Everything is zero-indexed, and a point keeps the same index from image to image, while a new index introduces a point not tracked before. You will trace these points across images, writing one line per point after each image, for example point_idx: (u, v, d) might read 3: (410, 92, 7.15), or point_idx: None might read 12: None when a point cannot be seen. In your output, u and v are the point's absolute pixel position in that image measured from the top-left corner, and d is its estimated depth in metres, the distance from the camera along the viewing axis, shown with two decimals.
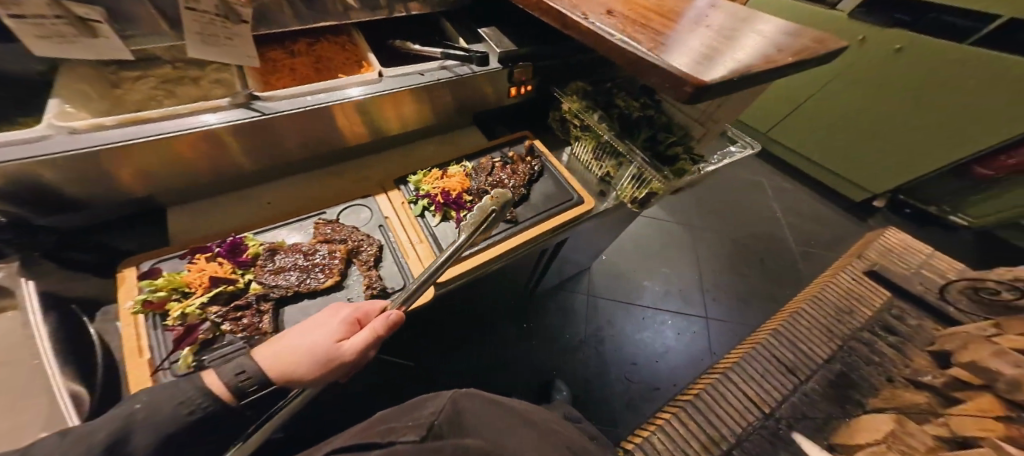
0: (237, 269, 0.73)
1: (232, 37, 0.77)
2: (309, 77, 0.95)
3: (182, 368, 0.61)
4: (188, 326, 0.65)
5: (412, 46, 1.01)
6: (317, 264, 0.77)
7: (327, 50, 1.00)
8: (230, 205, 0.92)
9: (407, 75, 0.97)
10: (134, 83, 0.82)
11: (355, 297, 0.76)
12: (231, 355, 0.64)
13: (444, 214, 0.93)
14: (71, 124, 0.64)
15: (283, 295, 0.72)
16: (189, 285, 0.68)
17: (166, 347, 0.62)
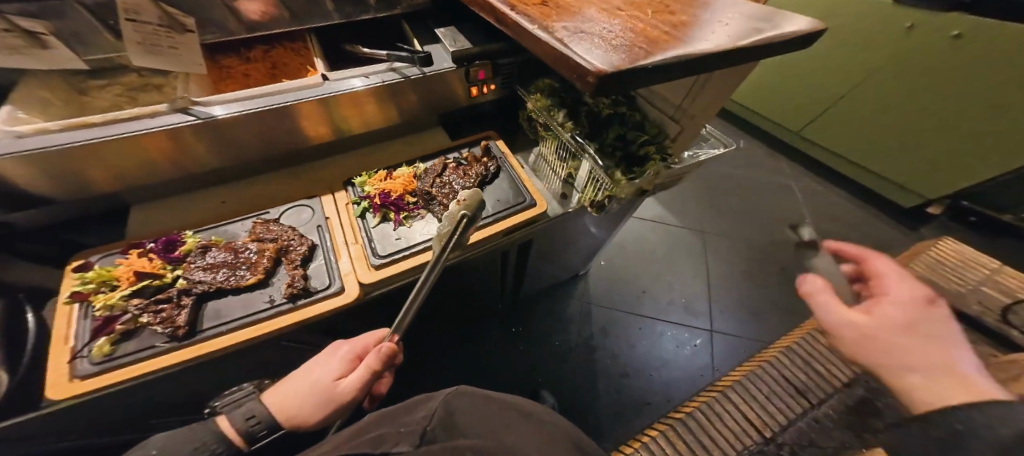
0: (168, 265, 0.74)
1: (177, 46, 0.82)
2: (259, 82, 0.98)
3: (97, 357, 0.62)
4: (108, 317, 0.66)
5: (362, 49, 1.01)
6: (244, 262, 0.76)
7: (282, 56, 1.04)
8: (183, 207, 0.93)
9: (352, 78, 0.97)
10: (99, 91, 0.87)
11: (276, 298, 0.75)
12: (137, 354, 0.63)
13: (383, 215, 0.93)
14: (17, 129, 0.68)
15: (207, 290, 0.72)
16: (117, 279, 0.69)
17: (85, 337, 0.64)
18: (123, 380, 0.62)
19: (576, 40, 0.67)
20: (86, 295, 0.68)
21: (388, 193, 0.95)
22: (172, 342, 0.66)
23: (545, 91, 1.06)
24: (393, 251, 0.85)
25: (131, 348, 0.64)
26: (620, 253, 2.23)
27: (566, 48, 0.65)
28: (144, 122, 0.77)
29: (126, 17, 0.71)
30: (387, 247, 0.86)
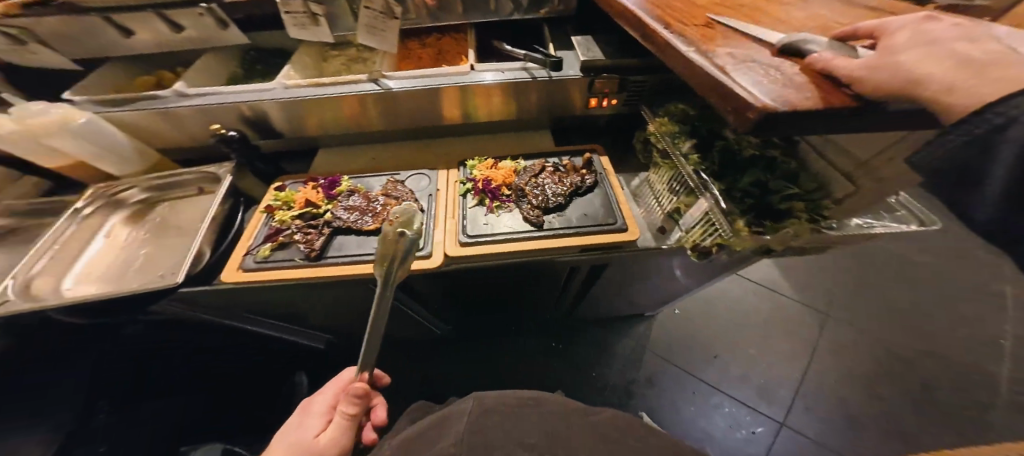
0: (325, 200, 0.99)
1: (386, 29, 1.00)
2: (425, 65, 1.18)
3: (258, 257, 0.87)
4: (278, 229, 0.92)
5: (504, 46, 1.10)
6: (370, 211, 0.96)
7: (446, 44, 1.21)
8: (347, 155, 1.20)
9: (491, 72, 1.08)
10: (331, 58, 1.19)
11: (381, 246, 0.93)
12: (282, 262, 0.86)
13: (480, 199, 1.04)
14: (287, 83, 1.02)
15: (340, 227, 0.93)
16: (293, 202, 0.97)
17: (260, 239, 0.90)
18: (265, 279, 0.85)
19: (744, 69, 0.49)
20: (273, 208, 0.96)
21: (489, 181, 1.06)
22: (304, 259, 0.87)
23: (678, 117, 0.98)
24: (481, 235, 0.95)
25: (279, 256, 0.88)
26: (701, 306, 1.99)
27: (726, 76, 0.49)
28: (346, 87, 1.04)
29: (364, 4, 0.94)
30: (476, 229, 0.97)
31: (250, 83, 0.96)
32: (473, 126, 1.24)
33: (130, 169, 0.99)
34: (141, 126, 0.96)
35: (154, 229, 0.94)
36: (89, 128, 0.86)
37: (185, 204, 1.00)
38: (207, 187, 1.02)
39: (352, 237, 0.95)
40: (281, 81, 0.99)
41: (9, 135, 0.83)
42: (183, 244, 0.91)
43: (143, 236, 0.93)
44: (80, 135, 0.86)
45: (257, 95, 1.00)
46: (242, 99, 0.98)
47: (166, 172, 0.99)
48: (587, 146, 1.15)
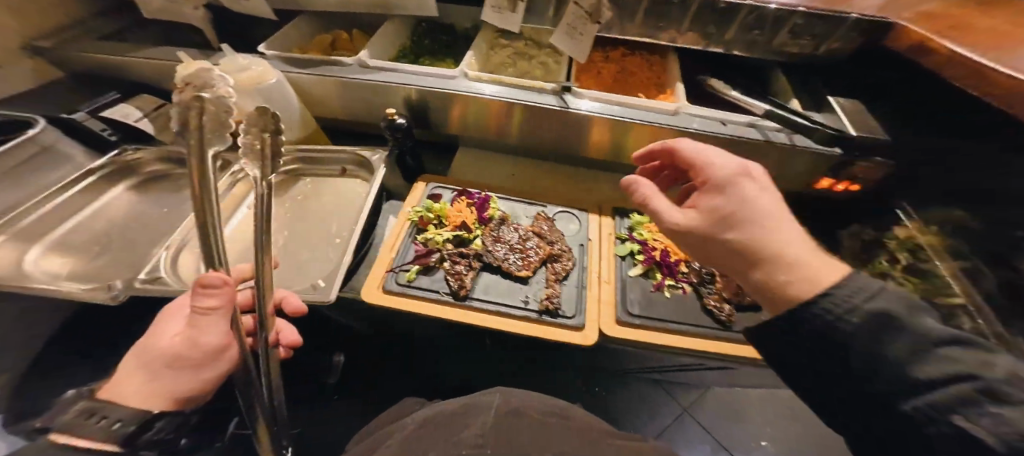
0: (475, 224, 0.88)
1: (583, 34, 0.81)
2: (608, 86, 0.92)
3: (402, 279, 0.77)
4: (426, 250, 0.82)
5: (729, 91, 0.86)
6: (524, 251, 0.85)
7: (632, 64, 0.93)
8: (488, 166, 1.05)
9: (708, 119, 0.82)
10: (500, 49, 1.04)
11: (531, 298, 0.81)
12: (427, 292, 0.77)
13: (647, 269, 0.87)
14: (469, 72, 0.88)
15: (491, 263, 0.83)
16: (445, 218, 0.86)
17: (407, 257, 0.81)
18: (405, 308, 0.75)
19: None
20: (424, 221, 0.86)
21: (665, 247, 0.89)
22: (449, 295, 0.78)
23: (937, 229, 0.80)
24: (648, 317, 0.79)
25: (424, 284, 0.78)
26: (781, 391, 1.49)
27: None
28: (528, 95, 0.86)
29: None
30: (640, 308, 0.80)
31: (432, 69, 0.85)
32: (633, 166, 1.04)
33: (290, 136, 0.88)
34: (318, 89, 0.90)
35: (297, 208, 0.86)
36: (276, 92, 0.76)
37: (328, 184, 0.91)
38: (350, 169, 0.92)
39: (497, 276, 0.85)
40: (463, 70, 0.87)
41: None
42: (327, 235, 0.82)
43: (286, 214, 0.86)
44: (266, 97, 0.76)
45: (435, 81, 0.88)
46: (416, 83, 0.87)
47: (319, 147, 0.91)
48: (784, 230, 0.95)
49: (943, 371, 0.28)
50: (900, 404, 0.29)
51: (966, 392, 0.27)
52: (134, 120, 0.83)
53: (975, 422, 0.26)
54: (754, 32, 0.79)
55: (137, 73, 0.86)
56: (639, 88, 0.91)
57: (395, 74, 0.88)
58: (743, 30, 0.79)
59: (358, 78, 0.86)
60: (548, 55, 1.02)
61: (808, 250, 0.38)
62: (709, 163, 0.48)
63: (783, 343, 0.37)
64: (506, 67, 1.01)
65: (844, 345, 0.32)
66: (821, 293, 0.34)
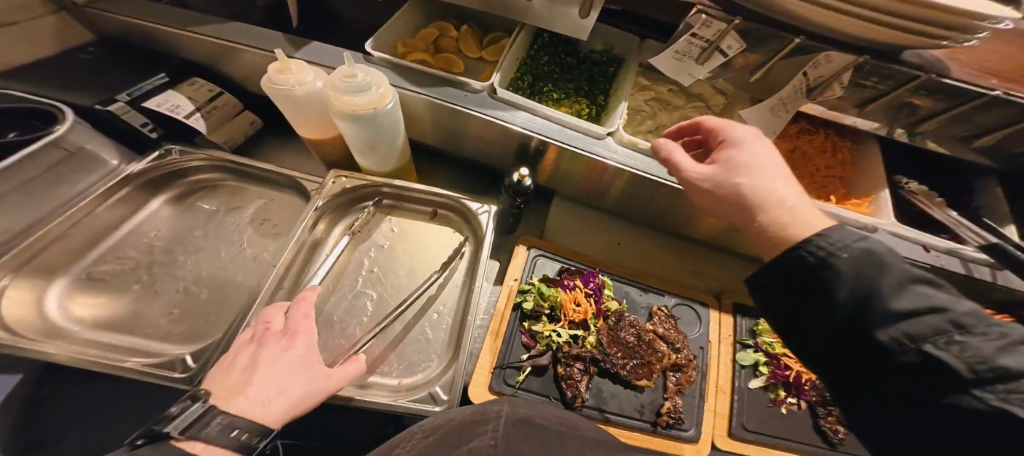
0: (592, 315, 0.75)
1: (787, 111, 0.64)
2: None
3: (511, 381, 0.67)
4: (536, 344, 0.70)
5: (933, 206, 0.71)
6: (644, 357, 0.72)
7: (815, 147, 0.74)
8: (592, 225, 0.90)
9: (903, 239, 0.66)
10: (636, 91, 0.79)
11: (647, 414, 0.70)
12: (535, 398, 0.67)
13: (770, 386, 0.76)
14: (625, 135, 0.67)
15: (607, 370, 0.70)
16: (560, 309, 0.73)
17: (512, 350, 0.70)
18: None
19: None
20: (532, 306, 0.73)
21: (791, 361, 0.77)
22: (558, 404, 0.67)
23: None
24: (765, 435, 0.71)
25: (535, 388, 0.68)
26: None
27: None
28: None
29: (806, 69, 0.57)
30: (757, 423, 0.73)
31: (582, 125, 0.65)
32: (749, 253, 0.89)
33: (381, 170, 0.71)
34: (422, 111, 0.69)
35: (385, 263, 0.70)
36: (392, 120, 0.58)
37: (419, 231, 0.73)
38: (444, 212, 0.75)
39: (610, 381, 0.72)
40: (618, 132, 0.66)
41: (307, 95, 0.54)
42: (425, 306, 0.67)
43: (371, 269, 0.69)
44: (378, 127, 0.57)
45: (583, 138, 0.67)
46: (549, 134, 0.66)
47: (409, 184, 0.71)
48: None
49: (920, 303, 0.30)
50: (875, 333, 0.30)
51: (937, 324, 0.28)
52: (184, 116, 0.64)
53: (944, 350, 0.27)
54: (1003, 142, 0.62)
55: (196, 51, 0.67)
56: (822, 182, 0.72)
57: (528, 118, 0.67)
58: (993, 135, 0.61)
59: (486, 116, 0.66)
60: (696, 109, 0.78)
61: (807, 203, 0.40)
62: (733, 127, 0.47)
63: (793, 259, 0.35)
64: (643, 117, 0.76)
65: (834, 279, 0.33)
66: (800, 242, 0.36)
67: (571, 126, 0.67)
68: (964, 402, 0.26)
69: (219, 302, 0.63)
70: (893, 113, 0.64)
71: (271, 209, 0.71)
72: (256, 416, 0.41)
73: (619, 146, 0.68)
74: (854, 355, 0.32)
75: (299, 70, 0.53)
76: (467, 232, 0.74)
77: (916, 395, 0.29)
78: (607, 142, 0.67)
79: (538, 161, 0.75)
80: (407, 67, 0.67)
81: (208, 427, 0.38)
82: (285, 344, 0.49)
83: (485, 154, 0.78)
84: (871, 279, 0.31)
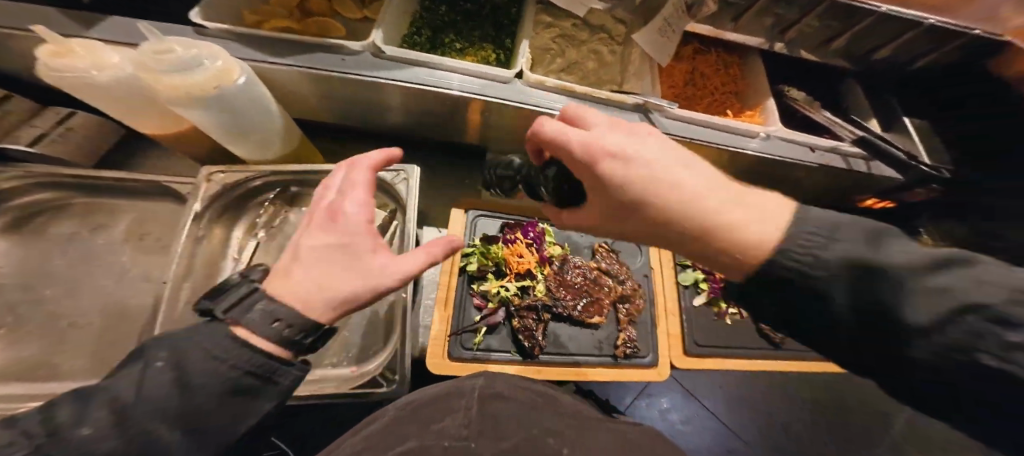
0: (538, 265, 0.75)
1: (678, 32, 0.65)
2: (683, 96, 0.76)
3: (469, 344, 0.67)
4: (488, 304, 0.70)
5: (812, 108, 0.78)
6: (593, 294, 0.75)
7: (711, 68, 0.78)
8: None
9: (795, 144, 0.73)
10: (542, 29, 0.76)
11: (605, 347, 0.74)
12: (495, 353, 0.67)
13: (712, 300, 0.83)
14: (531, 75, 0.64)
15: (561, 313, 0.72)
16: (504, 263, 0.72)
17: (466, 314, 0.69)
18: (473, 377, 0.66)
19: None
20: (477, 267, 0.72)
21: None
22: (517, 356, 0.68)
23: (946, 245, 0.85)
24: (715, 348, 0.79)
25: (494, 345, 0.68)
26: None
27: None
28: (611, 112, 0.66)
29: None
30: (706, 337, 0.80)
31: (486, 71, 0.62)
32: None
33: (271, 156, 0.63)
34: (304, 83, 0.62)
35: None
36: (247, 97, 0.50)
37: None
38: None
39: (566, 324, 0.75)
40: (529, 75, 0.64)
41: (117, 82, 0.45)
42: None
43: None
44: (232, 106, 0.49)
45: (489, 85, 0.64)
46: (451, 86, 0.62)
47: (314, 166, 0.63)
48: None
49: (853, 256, 0.28)
50: (837, 302, 0.28)
51: (940, 306, 0.25)
52: None
53: (956, 325, 0.25)
54: (856, 40, 0.70)
55: None
56: (722, 99, 0.77)
57: (427, 73, 0.62)
58: (845, 35, 0.68)
59: (377, 80, 0.60)
60: (602, 41, 0.78)
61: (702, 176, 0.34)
62: (573, 144, 0.37)
63: (733, 239, 0.31)
64: (552, 56, 0.75)
65: (806, 275, 0.29)
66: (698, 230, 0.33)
67: (475, 74, 0.64)
68: (941, 347, 0.25)
69: (110, 331, 0.54)
70: (767, 24, 0.68)
71: (152, 219, 0.61)
72: (308, 310, 0.31)
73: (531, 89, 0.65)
74: (858, 327, 0.28)
75: (91, 52, 0.44)
76: (388, 208, 0.67)
77: (874, 346, 0.28)
78: (515, 86, 0.65)
79: (454, 117, 0.71)
80: (269, 35, 0.58)
81: (248, 313, 0.30)
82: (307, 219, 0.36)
83: (397, 118, 0.73)
84: (834, 252, 0.29)
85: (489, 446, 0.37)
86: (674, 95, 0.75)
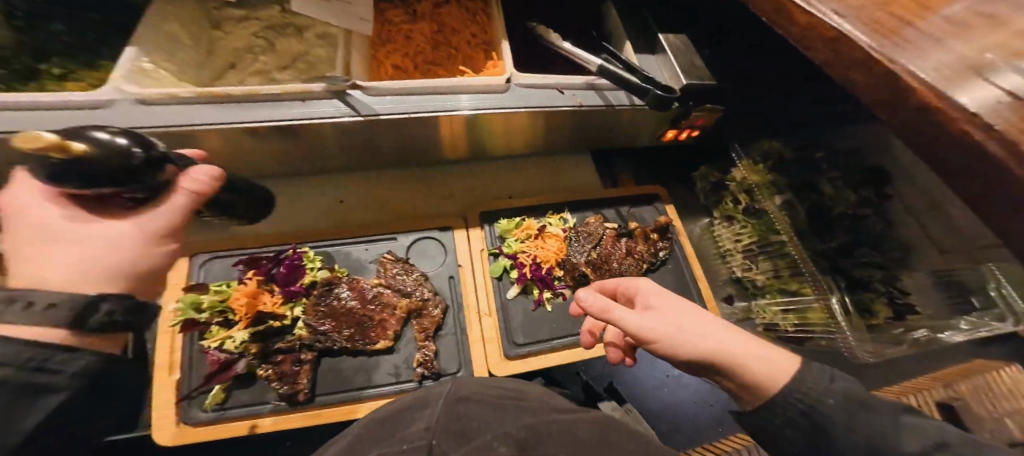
0: (288, 301, 0.62)
1: None
2: (423, 53, 0.73)
3: (209, 408, 0.56)
4: (226, 361, 0.57)
5: (560, 43, 0.69)
6: (370, 318, 0.65)
7: (449, 19, 0.75)
8: (304, 196, 0.78)
9: (542, 89, 0.66)
10: (236, 25, 0.66)
11: (404, 372, 0.65)
12: (250, 413, 0.57)
13: (525, 287, 0.76)
14: (143, 91, 0.49)
15: (332, 349, 0.62)
16: (232, 312, 0.59)
17: (199, 379, 0.57)
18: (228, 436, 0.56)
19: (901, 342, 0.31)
20: (197, 325, 0.58)
21: (527, 256, 0.76)
22: (283, 403, 0.58)
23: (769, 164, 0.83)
24: (534, 343, 0.72)
25: (242, 402, 0.57)
26: None
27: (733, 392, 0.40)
28: (298, 108, 0.56)
29: None
30: (525, 334, 0.73)
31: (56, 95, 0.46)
32: (485, 153, 0.89)
33: None
34: None
35: None
36: None
37: None
38: None
39: (344, 357, 0.65)
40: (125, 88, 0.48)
41: None
42: None
43: None
44: None
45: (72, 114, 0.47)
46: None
47: None
48: (645, 191, 0.87)
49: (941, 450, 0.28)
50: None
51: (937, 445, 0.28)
52: None
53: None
54: None
55: None
56: (456, 57, 0.73)
57: None
58: None
59: None
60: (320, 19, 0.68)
61: (709, 322, 0.41)
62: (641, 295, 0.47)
63: None
64: (254, 55, 0.65)
65: None
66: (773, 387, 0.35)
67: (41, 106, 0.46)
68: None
69: None
70: None
71: None
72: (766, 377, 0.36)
73: (156, 106, 0.50)
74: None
75: None
76: None
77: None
78: (120, 105, 0.48)
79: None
80: None
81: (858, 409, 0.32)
82: (677, 307, 0.43)
83: None
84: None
85: (457, 446, 0.33)
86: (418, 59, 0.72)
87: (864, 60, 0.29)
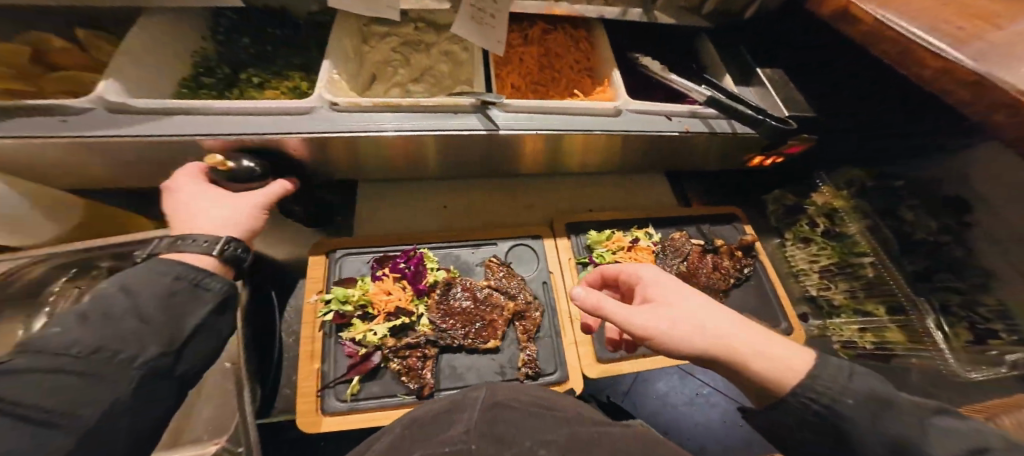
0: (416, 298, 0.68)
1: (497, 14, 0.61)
2: (533, 73, 0.78)
3: (346, 396, 0.60)
4: (364, 352, 0.62)
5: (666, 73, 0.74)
6: (482, 316, 0.69)
7: (557, 45, 0.81)
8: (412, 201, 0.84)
9: (650, 115, 0.71)
10: (379, 40, 0.74)
11: (510, 371, 0.68)
12: (382, 405, 0.60)
13: None
14: (339, 100, 0.57)
15: (450, 345, 0.66)
16: (371, 305, 0.64)
17: (338, 366, 0.62)
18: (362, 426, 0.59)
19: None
20: (341, 315, 0.64)
21: None
22: (412, 397, 0.61)
23: (845, 192, 0.89)
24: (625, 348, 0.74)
25: (374, 393, 0.61)
26: None
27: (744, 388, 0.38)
28: (446, 118, 0.62)
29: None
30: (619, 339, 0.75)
31: (276, 103, 0.55)
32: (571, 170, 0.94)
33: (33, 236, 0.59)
34: (93, 156, 0.55)
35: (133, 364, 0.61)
36: None
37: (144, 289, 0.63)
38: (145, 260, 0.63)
39: (459, 355, 0.68)
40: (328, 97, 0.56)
41: None
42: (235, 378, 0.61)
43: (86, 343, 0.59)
44: None
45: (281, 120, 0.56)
46: (213, 128, 0.53)
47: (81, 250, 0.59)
48: (724, 210, 0.91)
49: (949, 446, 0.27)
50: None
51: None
52: None
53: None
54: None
55: None
56: (562, 80, 0.78)
57: (184, 120, 0.53)
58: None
59: (126, 135, 0.51)
60: (450, 39, 0.75)
61: (709, 312, 0.39)
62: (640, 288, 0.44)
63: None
64: (393, 67, 0.73)
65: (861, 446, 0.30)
66: (789, 384, 0.34)
67: (261, 110, 0.55)
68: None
69: None
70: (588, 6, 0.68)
71: None
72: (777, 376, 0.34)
73: (345, 113, 0.58)
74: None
75: None
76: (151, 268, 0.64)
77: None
78: (319, 112, 0.57)
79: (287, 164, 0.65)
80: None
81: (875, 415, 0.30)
82: (674, 301, 0.40)
83: None
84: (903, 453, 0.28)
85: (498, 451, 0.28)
86: (529, 79, 0.78)
87: (1018, 110, 0.40)
